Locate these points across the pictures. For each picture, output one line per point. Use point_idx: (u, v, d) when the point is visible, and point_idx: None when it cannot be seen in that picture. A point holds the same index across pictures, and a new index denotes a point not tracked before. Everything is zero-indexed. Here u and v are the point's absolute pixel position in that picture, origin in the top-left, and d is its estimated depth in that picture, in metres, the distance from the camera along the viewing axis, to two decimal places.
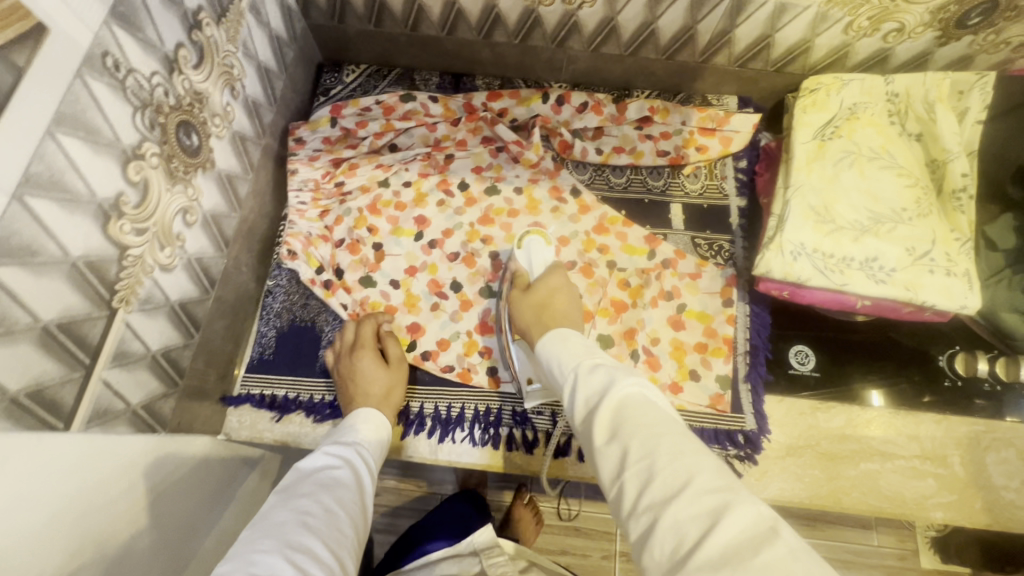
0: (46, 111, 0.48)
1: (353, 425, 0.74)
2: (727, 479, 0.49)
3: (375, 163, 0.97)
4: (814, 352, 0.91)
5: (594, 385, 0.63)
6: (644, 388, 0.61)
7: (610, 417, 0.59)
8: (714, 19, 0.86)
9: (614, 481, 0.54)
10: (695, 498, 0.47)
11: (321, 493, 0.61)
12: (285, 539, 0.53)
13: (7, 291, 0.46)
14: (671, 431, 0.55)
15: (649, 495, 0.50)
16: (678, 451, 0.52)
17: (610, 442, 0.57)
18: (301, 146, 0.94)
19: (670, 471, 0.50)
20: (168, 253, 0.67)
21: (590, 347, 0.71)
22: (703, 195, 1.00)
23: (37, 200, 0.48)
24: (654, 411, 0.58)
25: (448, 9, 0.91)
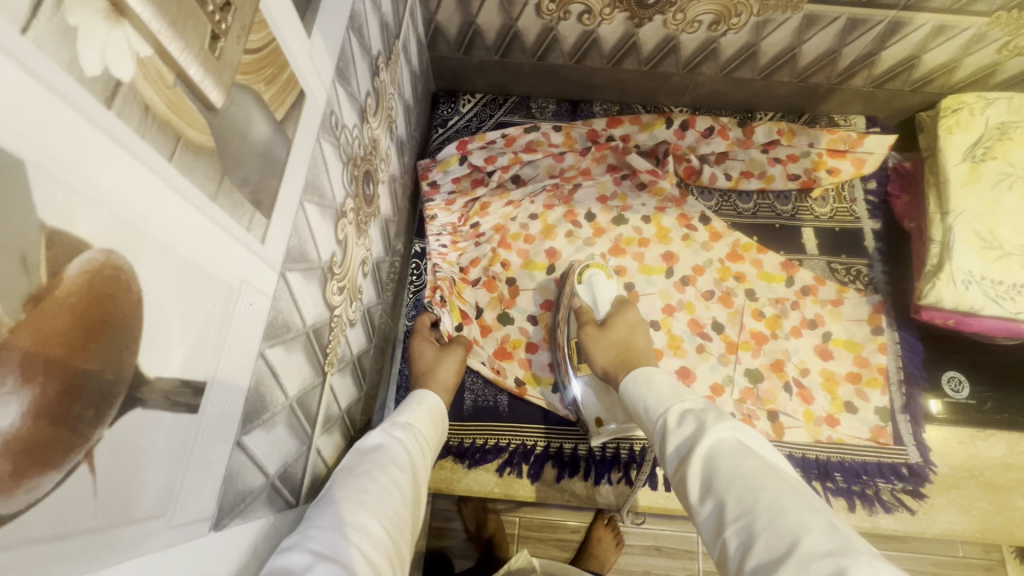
0: (300, 181, 0.45)
1: (408, 407, 0.69)
2: (837, 541, 0.44)
3: (506, 200, 0.97)
4: (969, 379, 0.88)
5: (678, 432, 0.60)
6: (741, 433, 0.56)
7: (700, 469, 0.55)
8: (863, 42, 0.84)
9: (717, 540, 0.51)
10: (804, 563, 0.43)
11: (378, 469, 0.55)
12: (343, 516, 0.47)
13: (272, 372, 0.44)
14: (771, 483, 0.50)
15: (754, 558, 0.46)
16: (778, 507, 0.47)
17: (705, 497, 0.54)
18: (436, 190, 0.94)
19: (775, 532, 0.46)
20: (354, 307, 0.65)
21: (675, 385, 0.67)
22: (834, 218, 0.98)
23: (291, 273, 0.46)
24: (752, 460, 0.53)
25: (582, 39, 0.89)
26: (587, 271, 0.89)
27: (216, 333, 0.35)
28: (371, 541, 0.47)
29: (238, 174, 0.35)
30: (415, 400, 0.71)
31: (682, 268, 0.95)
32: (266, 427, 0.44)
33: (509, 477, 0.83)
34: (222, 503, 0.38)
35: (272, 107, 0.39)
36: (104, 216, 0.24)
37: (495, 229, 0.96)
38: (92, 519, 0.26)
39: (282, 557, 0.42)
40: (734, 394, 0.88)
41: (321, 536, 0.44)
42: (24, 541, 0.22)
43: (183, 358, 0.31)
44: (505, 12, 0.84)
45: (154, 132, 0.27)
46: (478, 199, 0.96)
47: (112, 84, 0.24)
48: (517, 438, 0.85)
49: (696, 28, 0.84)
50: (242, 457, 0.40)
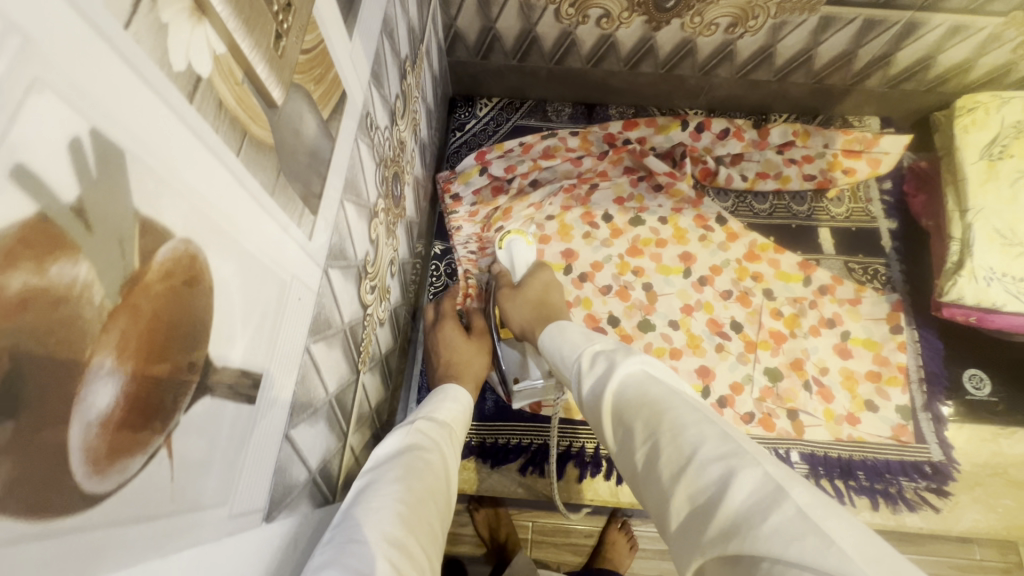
0: (342, 181, 0.46)
1: (440, 403, 0.68)
2: (729, 443, 0.40)
3: (527, 204, 0.96)
4: (991, 377, 0.88)
5: (590, 373, 0.58)
6: (648, 365, 0.54)
7: (612, 403, 0.53)
8: (879, 43, 0.85)
9: (630, 462, 0.48)
10: (699, 472, 0.39)
11: (411, 477, 0.51)
12: (380, 527, 0.43)
13: (315, 368, 0.44)
14: (671, 402, 0.46)
15: (657, 474, 0.43)
16: (679, 421, 0.44)
17: (618, 429, 0.51)
18: (459, 203, 0.95)
19: (673, 446, 0.43)
20: (383, 306, 0.65)
21: (589, 333, 0.66)
22: (850, 218, 0.99)
23: (333, 271, 0.46)
24: (658, 387, 0.50)
25: (600, 43, 0.90)
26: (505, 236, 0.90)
27: (272, 325, 0.35)
28: (411, 556, 0.43)
29: (291, 171, 0.36)
30: (445, 396, 0.70)
31: (699, 268, 0.96)
32: (309, 421, 0.44)
33: (531, 476, 0.84)
34: (272, 495, 0.38)
35: (321, 106, 0.40)
36: (185, 207, 0.25)
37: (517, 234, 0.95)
38: (169, 504, 0.26)
39: (316, 575, 0.38)
40: (754, 392, 0.88)
41: (360, 549, 0.40)
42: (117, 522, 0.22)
43: (244, 350, 0.32)
44: (524, 17, 0.86)
45: (226, 127, 0.28)
46: (499, 207, 0.96)
47: (194, 80, 0.25)
48: (540, 437, 0.85)
49: (713, 31, 0.85)
50: (288, 450, 0.41)
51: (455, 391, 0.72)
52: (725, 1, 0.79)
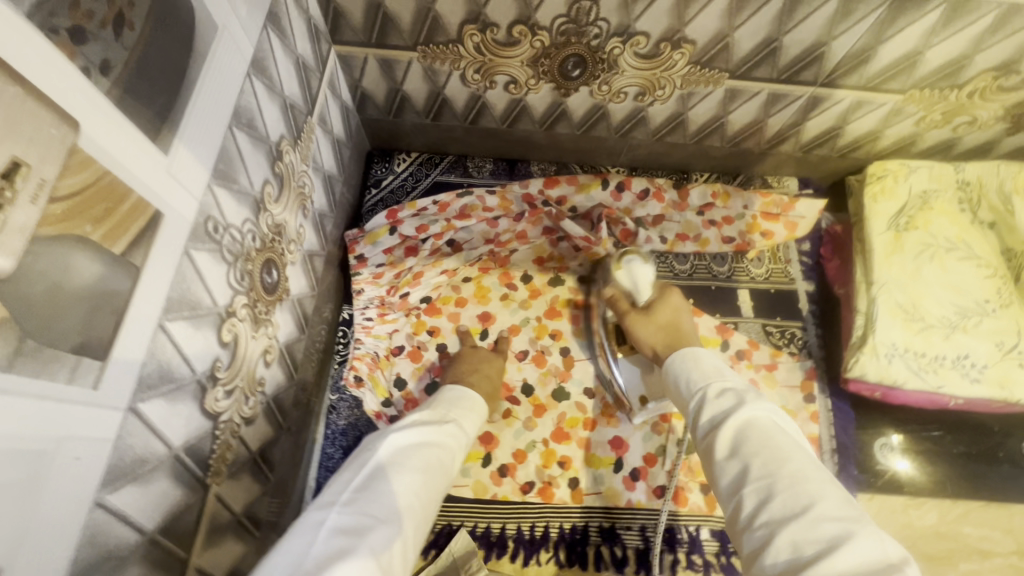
0: (158, 304, 0.43)
1: (459, 403, 0.71)
2: (852, 512, 0.44)
3: (440, 269, 0.95)
4: (900, 445, 0.88)
5: (717, 402, 0.59)
6: (775, 416, 0.56)
7: (731, 436, 0.55)
8: (787, 114, 0.85)
9: (734, 500, 0.51)
10: (816, 525, 0.43)
11: (431, 472, 0.57)
12: (389, 515, 0.49)
13: (117, 516, 0.40)
14: (797, 458, 0.50)
15: (768, 513, 0.47)
16: (800, 474, 0.48)
17: (729, 460, 0.54)
18: (363, 264, 0.91)
19: (793, 493, 0.47)
20: (251, 402, 0.61)
21: (718, 367, 0.65)
22: (770, 280, 0.98)
23: (146, 403, 0.42)
24: (784, 437, 0.53)
25: (513, 106, 0.88)
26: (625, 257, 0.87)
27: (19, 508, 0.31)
28: (403, 555, 0.48)
29: (47, 332, 0.32)
30: (467, 397, 0.72)
31: None
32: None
33: (434, 560, 0.78)
34: None
35: (107, 243, 0.36)
36: None
37: (426, 299, 0.94)
38: None
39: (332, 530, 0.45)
40: (667, 465, 0.85)
41: (373, 526, 0.46)
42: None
43: None
44: (431, 80, 0.83)
45: None
46: (408, 271, 0.93)
47: None
48: (443, 518, 0.81)
49: (623, 98, 0.84)
50: None
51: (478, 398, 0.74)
52: (630, 72, 0.78)
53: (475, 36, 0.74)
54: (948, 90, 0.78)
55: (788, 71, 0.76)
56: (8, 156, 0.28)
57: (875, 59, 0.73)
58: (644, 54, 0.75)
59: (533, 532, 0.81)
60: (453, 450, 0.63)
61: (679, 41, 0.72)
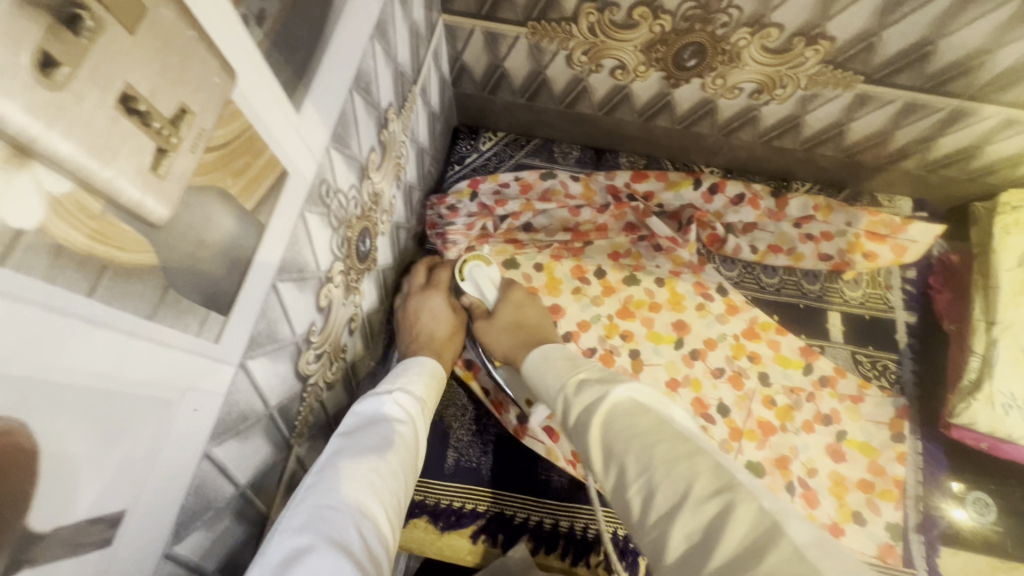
0: (274, 263, 0.42)
1: (412, 371, 0.70)
2: (722, 480, 0.44)
3: (507, 239, 0.94)
4: (994, 502, 0.79)
5: (578, 400, 0.58)
6: (636, 394, 0.55)
7: (599, 433, 0.53)
8: (919, 127, 0.77)
9: (621, 500, 0.49)
10: (699, 510, 0.42)
11: (385, 447, 0.55)
12: (352, 497, 0.48)
13: (219, 468, 0.41)
14: (664, 437, 0.49)
15: (654, 512, 0.45)
16: (674, 457, 0.47)
17: (607, 464, 0.52)
18: (452, 214, 0.91)
19: (671, 482, 0.45)
20: (333, 368, 0.62)
21: (570, 361, 0.65)
22: (866, 305, 0.91)
23: (255, 360, 0.43)
24: (647, 417, 0.52)
25: (614, 92, 0.84)
26: (462, 266, 0.86)
27: (144, 452, 0.32)
28: (375, 526, 0.48)
29: (187, 282, 0.32)
30: (417, 366, 0.71)
31: (693, 340, 0.90)
32: (207, 525, 0.41)
33: (481, 545, 0.78)
34: None
35: (242, 198, 0.36)
36: None
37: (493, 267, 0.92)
38: None
39: (288, 538, 0.43)
40: None
41: (330, 520, 0.45)
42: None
43: (93, 499, 0.28)
44: (534, 59, 0.80)
45: (70, 273, 0.24)
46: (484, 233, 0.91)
47: (11, 238, 0.21)
48: (496, 504, 0.81)
49: (737, 94, 0.78)
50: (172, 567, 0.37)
51: (431, 364, 0.74)
52: (751, 67, 0.72)
53: (591, 15, 0.70)
54: None
55: (934, 80, 0.68)
56: (177, 103, 0.27)
57: None
58: (773, 49, 0.69)
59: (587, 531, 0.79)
60: (410, 421, 0.62)
61: (816, 36, 0.66)
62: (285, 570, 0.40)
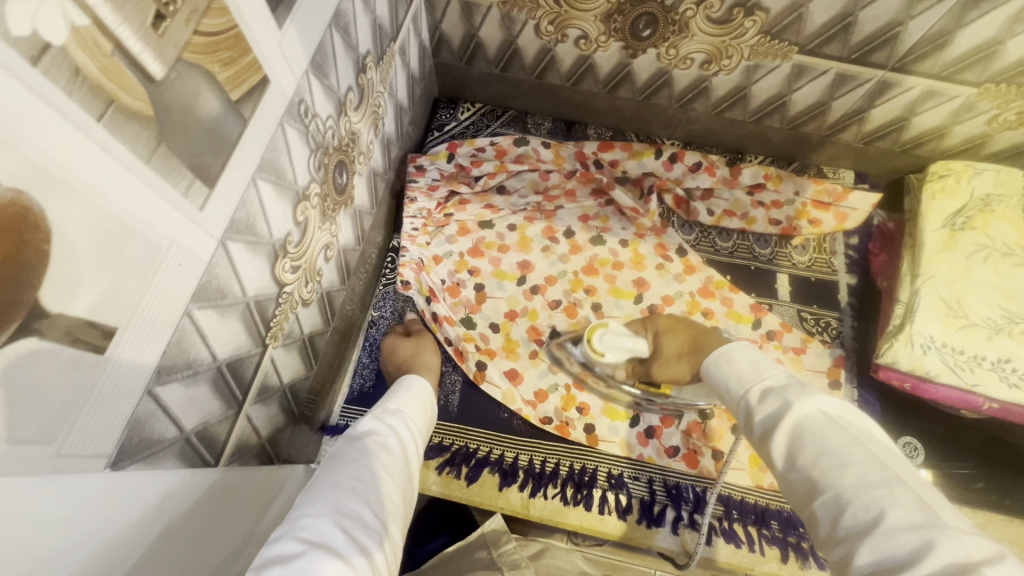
0: (255, 159, 0.49)
1: (398, 394, 0.72)
2: (926, 515, 0.42)
3: (485, 203, 1.00)
4: (925, 448, 0.86)
5: (762, 408, 0.59)
6: (827, 406, 0.55)
7: (786, 442, 0.55)
8: (852, 98, 0.85)
9: (807, 514, 0.50)
10: (889, 538, 0.42)
11: (369, 458, 0.57)
12: (335, 502, 0.49)
13: (198, 332, 0.47)
14: (859, 457, 0.48)
15: (842, 528, 0.46)
16: (865, 480, 0.47)
17: (791, 472, 0.53)
18: (420, 173, 0.98)
19: (860, 504, 0.45)
20: (309, 287, 0.68)
21: (758, 363, 0.65)
22: (811, 268, 0.98)
23: (234, 243, 0.49)
24: (840, 433, 0.51)
25: (579, 63, 0.92)
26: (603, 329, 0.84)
27: (134, 281, 0.37)
28: (361, 523, 0.49)
29: (176, 144, 0.38)
30: (404, 388, 0.73)
31: (651, 296, 0.96)
32: (186, 383, 0.46)
33: (446, 476, 0.83)
34: (122, 447, 0.41)
35: (228, 87, 0.42)
36: (15, 158, 0.27)
37: (468, 225, 0.99)
38: None
39: (275, 546, 0.44)
40: (681, 427, 0.88)
41: (312, 523, 0.46)
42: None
43: (91, 302, 0.34)
44: (506, 29, 0.88)
45: (84, 93, 0.30)
46: (459, 194, 0.99)
47: (41, 46, 0.27)
48: (461, 439, 0.86)
49: (689, 65, 0.86)
50: (151, 406, 0.43)
51: (422, 387, 0.77)
52: (700, 37, 0.80)
53: None
54: None
55: (859, 50, 0.77)
56: None
57: (953, 45, 0.73)
58: (717, 19, 0.77)
59: (544, 467, 0.85)
60: (394, 434, 0.64)
61: (752, 7, 0.74)
62: (264, 572, 0.41)
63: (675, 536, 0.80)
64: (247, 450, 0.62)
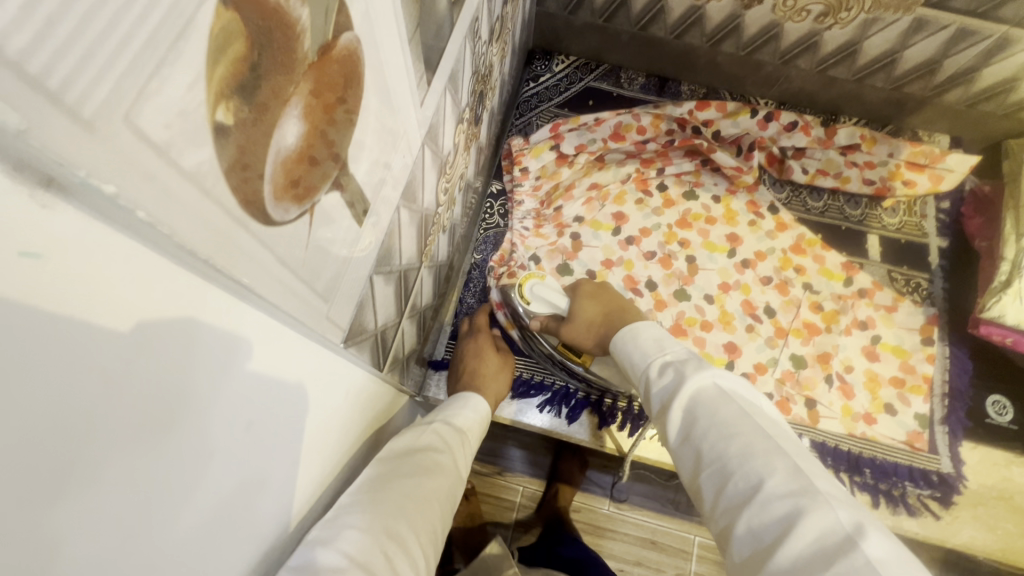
0: (449, 68, 0.50)
1: (456, 404, 0.73)
2: (800, 483, 0.47)
3: (590, 185, 1.00)
4: (1012, 404, 0.87)
5: (659, 381, 0.62)
6: (722, 381, 0.58)
7: (683, 414, 0.58)
8: (967, 56, 0.85)
9: (695, 484, 0.54)
10: (767, 507, 0.46)
11: (423, 474, 0.57)
12: (382, 522, 0.49)
13: (398, 232, 0.48)
14: (743, 431, 0.52)
15: (727, 498, 0.50)
16: (750, 451, 0.51)
17: (684, 445, 0.57)
18: (525, 175, 0.98)
19: (744, 473, 0.49)
20: (448, 215, 0.70)
21: (660, 340, 0.68)
22: (902, 230, 0.99)
23: (428, 151, 0.50)
24: (728, 408, 0.55)
25: (689, 14, 0.92)
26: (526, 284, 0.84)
27: (385, 164, 0.39)
28: (401, 551, 0.49)
29: (423, 33, 0.40)
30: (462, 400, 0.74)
31: (744, 251, 0.97)
32: (385, 279, 0.48)
33: (546, 415, 0.86)
34: (351, 326, 0.42)
35: None
36: (362, 8, 0.28)
37: (576, 216, 0.99)
38: (298, 270, 0.30)
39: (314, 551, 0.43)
40: (775, 374, 0.89)
41: (354, 536, 0.46)
42: (230, 295, 0.25)
43: (365, 172, 0.36)
44: None
45: None
46: (562, 182, 1.00)
47: None
48: (562, 379, 0.88)
49: (804, 18, 0.86)
50: (368, 294, 0.44)
51: (477, 399, 0.76)
52: None
53: None
54: None
55: (986, 4, 0.77)
56: None
57: None
58: None
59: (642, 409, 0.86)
60: (448, 448, 0.65)
61: None
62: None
63: None
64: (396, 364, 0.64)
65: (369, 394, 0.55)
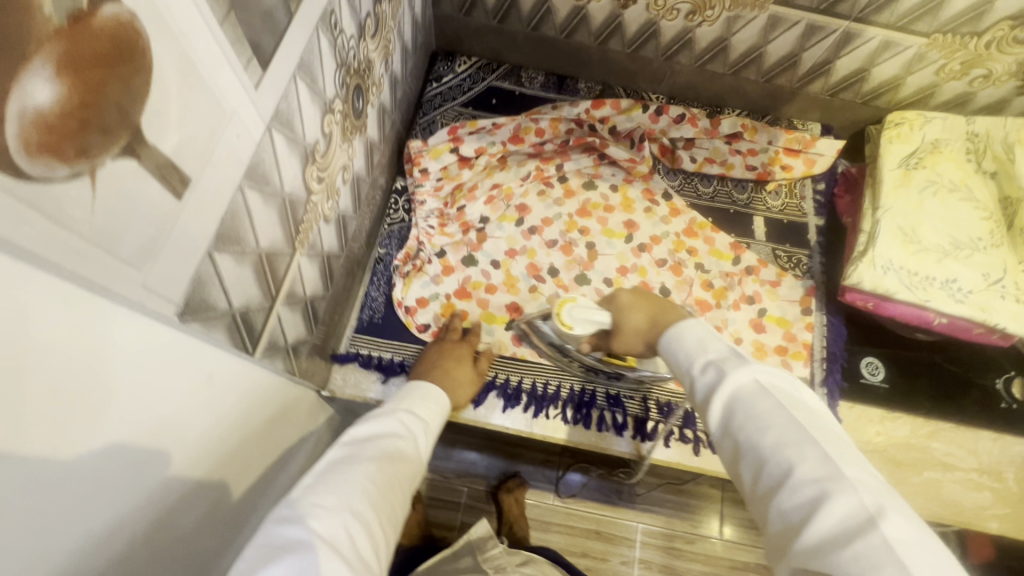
0: (296, 56, 0.52)
1: (413, 395, 0.73)
2: (829, 467, 0.46)
3: (492, 184, 1.03)
4: (884, 364, 0.95)
5: (698, 380, 0.59)
6: (762, 375, 0.55)
7: (723, 410, 0.55)
8: (820, 49, 0.94)
9: (734, 469, 0.54)
10: (796, 492, 0.46)
11: (385, 461, 0.58)
12: (346, 500, 0.51)
13: (247, 213, 0.50)
14: (778, 422, 0.51)
15: (763, 485, 0.49)
16: (784, 442, 0.49)
17: (725, 436, 0.55)
18: (426, 176, 1.01)
19: (776, 461, 0.48)
20: (330, 205, 0.71)
21: (705, 336, 0.62)
22: (784, 211, 1.06)
23: (278, 135, 0.52)
24: (767, 400, 0.53)
25: (573, 15, 0.98)
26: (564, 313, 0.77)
27: (206, 140, 0.41)
28: (364, 530, 0.49)
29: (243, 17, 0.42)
30: (418, 390, 0.74)
31: (641, 236, 1.03)
32: (235, 258, 0.50)
33: None
34: (188, 301, 0.43)
35: None
36: None
37: (480, 215, 1.01)
38: (85, 232, 0.31)
39: (286, 528, 0.46)
40: None
41: (323, 515, 0.48)
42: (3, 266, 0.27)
43: (176, 144, 0.38)
44: None
45: None
46: (463, 183, 1.02)
47: None
48: None
49: (675, 16, 0.93)
50: (209, 270, 0.46)
51: (434, 391, 0.75)
52: None
53: None
54: (969, 37, 0.87)
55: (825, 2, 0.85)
56: None
57: None
58: None
59: (545, 389, 0.89)
60: (411, 437, 0.65)
61: None
62: (272, 559, 0.43)
63: (666, 449, 0.87)
64: (275, 351, 0.64)
65: (237, 383, 0.56)
